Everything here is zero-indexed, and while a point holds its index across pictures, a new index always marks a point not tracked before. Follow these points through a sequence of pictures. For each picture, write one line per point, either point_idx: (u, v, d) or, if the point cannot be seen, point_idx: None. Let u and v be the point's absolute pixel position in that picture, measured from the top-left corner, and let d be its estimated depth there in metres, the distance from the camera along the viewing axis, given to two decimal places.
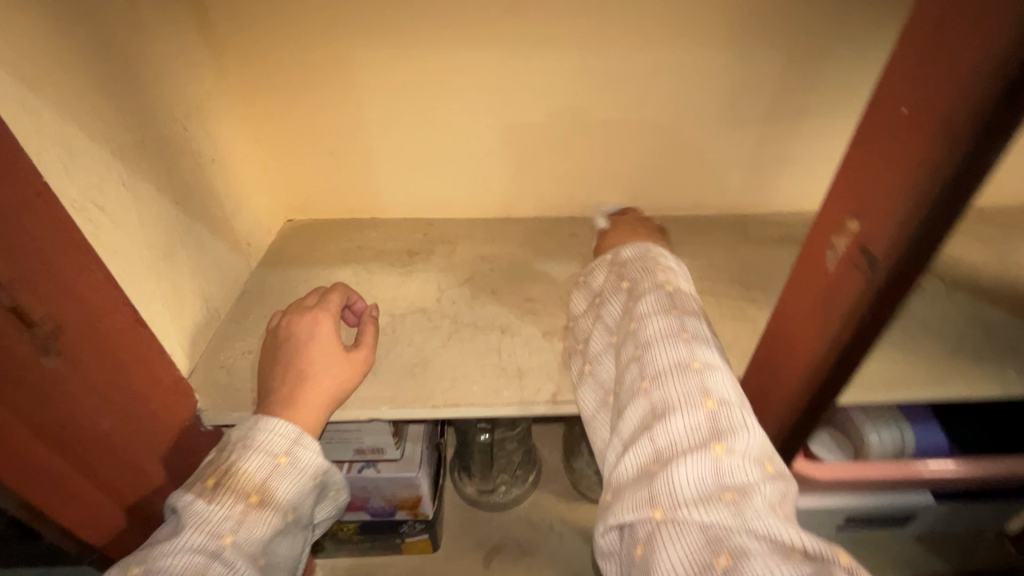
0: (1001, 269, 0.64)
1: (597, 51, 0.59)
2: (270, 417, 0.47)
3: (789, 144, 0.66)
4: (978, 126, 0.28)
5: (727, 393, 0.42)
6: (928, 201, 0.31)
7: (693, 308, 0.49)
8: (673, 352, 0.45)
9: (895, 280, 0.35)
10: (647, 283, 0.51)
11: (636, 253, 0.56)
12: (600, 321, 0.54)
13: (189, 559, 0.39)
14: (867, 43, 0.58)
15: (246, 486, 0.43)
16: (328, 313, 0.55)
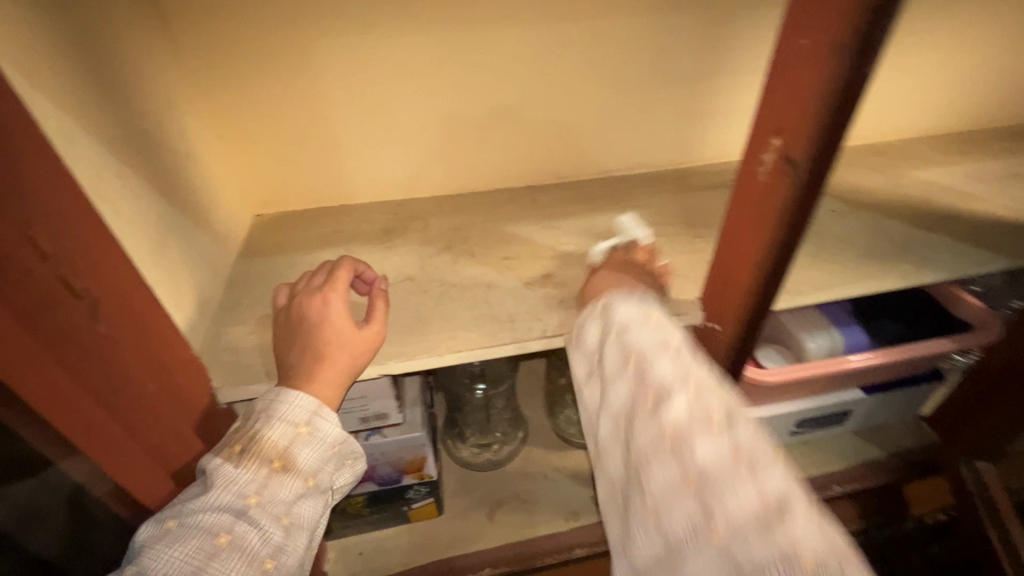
0: (888, 192, 0.78)
1: (548, 24, 0.68)
2: (292, 390, 0.48)
3: (709, 103, 0.80)
4: (857, 44, 0.33)
5: (822, 544, 0.32)
6: (828, 113, 0.37)
7: (730, 405, 0.39)
8: (740, 496, 0.34)
9: (810, 189, 0.41)
10: (662, 369, 0.40)
11: (637, 318, 0.45)
12: (607, 409, 0.44)
13: (217, 518, 0.42)
14: (762, 13, 0.72)
15: (269, 452, 0.46)
16: (336, 292, 0.53)
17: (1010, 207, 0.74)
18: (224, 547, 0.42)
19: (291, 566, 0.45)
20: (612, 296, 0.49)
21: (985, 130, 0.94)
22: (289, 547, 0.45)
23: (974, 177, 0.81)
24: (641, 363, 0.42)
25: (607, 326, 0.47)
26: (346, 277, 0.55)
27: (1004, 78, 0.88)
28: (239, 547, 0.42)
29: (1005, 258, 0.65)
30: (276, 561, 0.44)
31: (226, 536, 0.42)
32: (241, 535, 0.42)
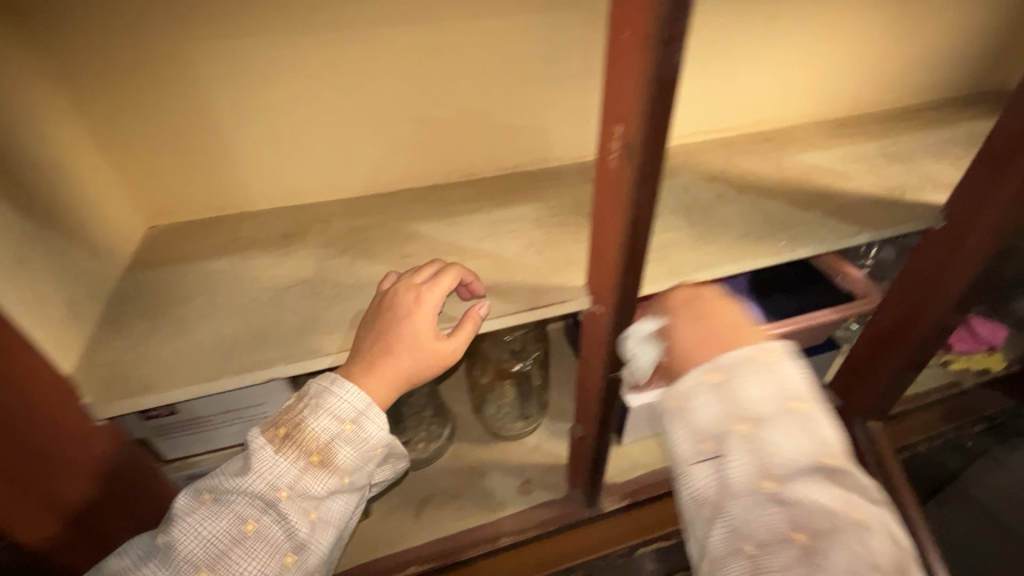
0: (772, 175, 0.83)
1: (431, 24, 0.70)
2: (346, 381, 0.54)
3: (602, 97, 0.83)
4: (659, 37, 0.36)
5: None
6: (648, 102, 0.39)
7: (882, 538, 0.43)
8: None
9: (647, 174, 0.44)
10: (812, 493, 0.43)
11: (783, 406, 0.47)
12: (731, 505, 0.45)
13: (249, 506, 0.52)
14: None
15: (309, 445, 0.53)
16: (429, 299, 0.57)
17: (879, 183, 0.80)
18: (250, 533, 0.51)
19: (312, 555, 0.54)
20: (733, 356, 0.50)
21: (867, 115, 1.01)
22: (310, 543, 0.53)
23: (851, 158, 0.87)
24: (782, 480, 0.44)
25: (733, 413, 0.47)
26: (447, 283, 0.58)
27: (876, 66, 0.95)
28: (262, 536, 0.52)
29: (869, 230, 0.71)
30: (297, 554, 0.53)
31: (254, 523, 0.52)
32: (267, 526, 0.52)
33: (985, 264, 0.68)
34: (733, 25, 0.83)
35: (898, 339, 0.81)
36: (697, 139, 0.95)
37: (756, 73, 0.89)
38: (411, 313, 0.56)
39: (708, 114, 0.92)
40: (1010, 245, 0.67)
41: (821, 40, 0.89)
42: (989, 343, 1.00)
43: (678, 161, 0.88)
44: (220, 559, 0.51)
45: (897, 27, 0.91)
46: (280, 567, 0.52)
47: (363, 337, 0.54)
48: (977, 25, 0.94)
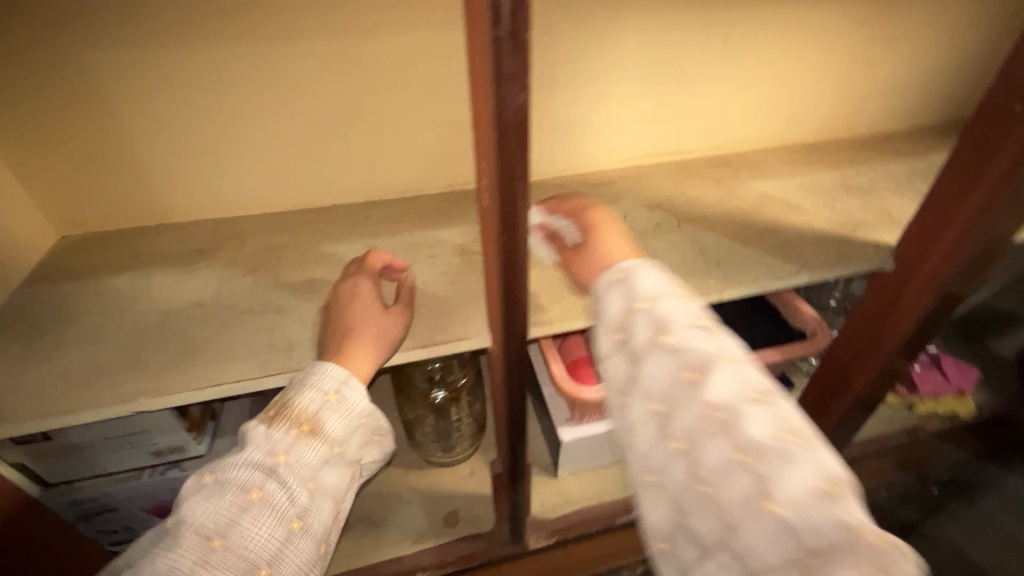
0: (719, 204, 0.79)
1: (348, 39, 0.66)
2: (325, 361, 0.52)
3: (541, 115, 0.80)
4: (497, 81, 0.32)
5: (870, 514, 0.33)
6: (497, 147, 0.35)
7: (767, 378, 0.38)
8: (795, 458, 0.34)
9: (510, 221, 0.40)
10: (701, 344, 0.39)
11: (663, 282, 0.44)
12: (630, 386, 0.41)
13: (250, 475, 0.46)
14: (573, 26, 0.72)
15: (299, 416, 0.49)
16: (363, 280, 0.59)
17: (831, 218, 0.75)
18: (255, 502, 0.46)
19: (315, 526, 0.49)
20: (619, 265, 0.47)
21: (836, 140, 0.96)
22: (313, 509, 0.49)
23: (807, 188, 0.82)
24: (668, 332, 0.40)
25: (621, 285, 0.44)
26: (372, 266, 0.61)
27: (844, 91, 0.90)
28: (268, 504, 0.46)
29: (809, 270, 0.66)
30: (303, 520, 0.48)
31: (259, 492, 0.46)
32: (272, 493, 0.47)
33: (930, 311, 0.65)
34: (685, 45, 0.78)
35: (844, 383, 0.77)
36: (651, 161, 0.91)
37: (713, 94, 0.85)
38: (355, 294, 0.57)
39: (663, 136, 0.88)
40: (954, 293, 0.63)
41: (783, 62, 0.84)
42: (957, 387, 0.93)
43: (626, 185, 0.84)
44: (230, 531, 0.44)
45: (865, 51, 0.86)
46: (287, 535, 0.47)
47: (323, 330, 0.56)
48: (953, 51, 0.89)
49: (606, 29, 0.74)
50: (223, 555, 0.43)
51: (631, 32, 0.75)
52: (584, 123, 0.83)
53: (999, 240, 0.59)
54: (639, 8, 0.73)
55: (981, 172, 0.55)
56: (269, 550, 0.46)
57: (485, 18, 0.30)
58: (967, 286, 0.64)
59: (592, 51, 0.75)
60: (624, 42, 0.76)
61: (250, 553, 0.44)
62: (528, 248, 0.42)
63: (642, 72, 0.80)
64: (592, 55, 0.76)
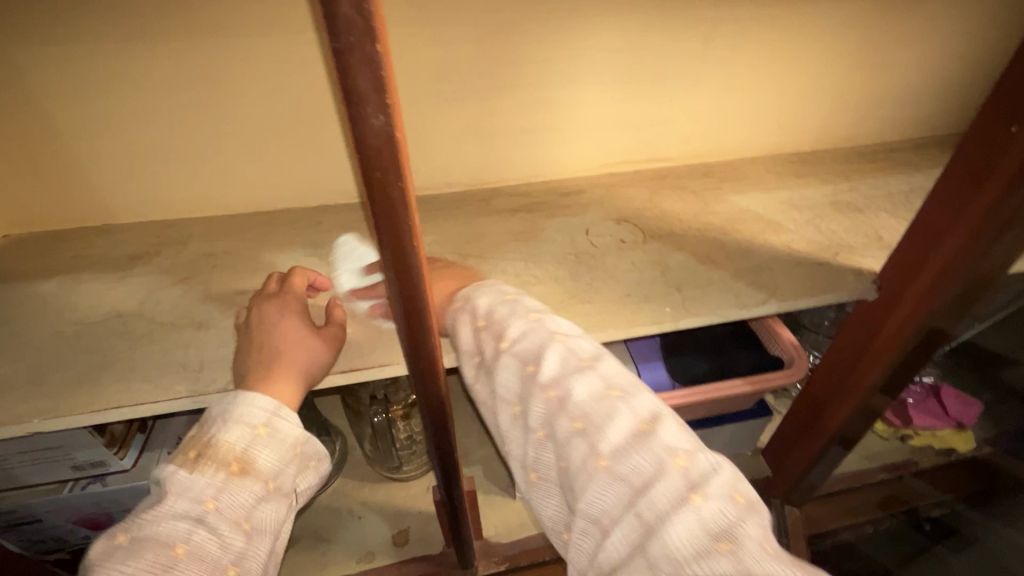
0: (691, 218, 0.73)
1: (289, 39, 0.62)
2: (248, 391, 0.46)
3: (504, 119, 0.75)
4: (349, 104, 0.28)
5: (681, 437, 0.40)
6: (365, 175, 0.31)
7: (592, 349, 0.46)
8: (614, 414, 0.41)
9: (396, 253, 0.35)
10: (533, 338, 0.47)
11: (495, 298, 0.51)
12: (492, 395, 0.48)
13: (173, 527, 0.40)
14: (536, 25, 0.67)
15: (225, 455, 0.43)
16: (291, 301, 0.55)
17: (811, 238, 0.69)
18: (181, 558, 0.39)
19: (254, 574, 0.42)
20: (465, 292, 0.54)
21: (832, 150, 0.89)
22: (253, 555, 0.42)
23: (790, 204, 0.76)
24: (506, 336, 0.48)
25: (464, 311, 0.52)
26: (297, 289, 0.58)
27: (842, 97, 0.83)
28: (198, 558, 0.39)
29: (777, 299, 0.60)
30: (240, 569, 0.41)
31: (185, 545, 0.39)
32: (202, 544, 0.40)
33: (909, 348, 0.59)
34: (663, 45, 0.72)
35: (820, 417, 0.71)
36: (627, 168, 0.85)
37: (694, 98, 0.79)
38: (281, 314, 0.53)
39: (640, 142, 0.82)
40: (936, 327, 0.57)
41: (773, 65, 0.77)
42: (957, 420, 0.86)
43: (595, 195, 0.79)
44: None
45: (865, 55, 0.78)
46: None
47: (243, 355, 0.51)
48: (964, 57, 0.82)
49: (574, 27, 0.68)
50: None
51: (603, 31, 0.69)
52: (552, 128, 0.78)
53: (986, 274, 0.53)
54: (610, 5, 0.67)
55: (966, 200, 0.49)
56: None
57: (325, 27, 0.25)
58: (949, 321, 0.58)
59: (558, 51, 0.70)
60: (595, 41, 0.70)
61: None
62: (422, 280, 0.38)
63: (615, 74, 0.74)
64: (558, 57, 0.70)
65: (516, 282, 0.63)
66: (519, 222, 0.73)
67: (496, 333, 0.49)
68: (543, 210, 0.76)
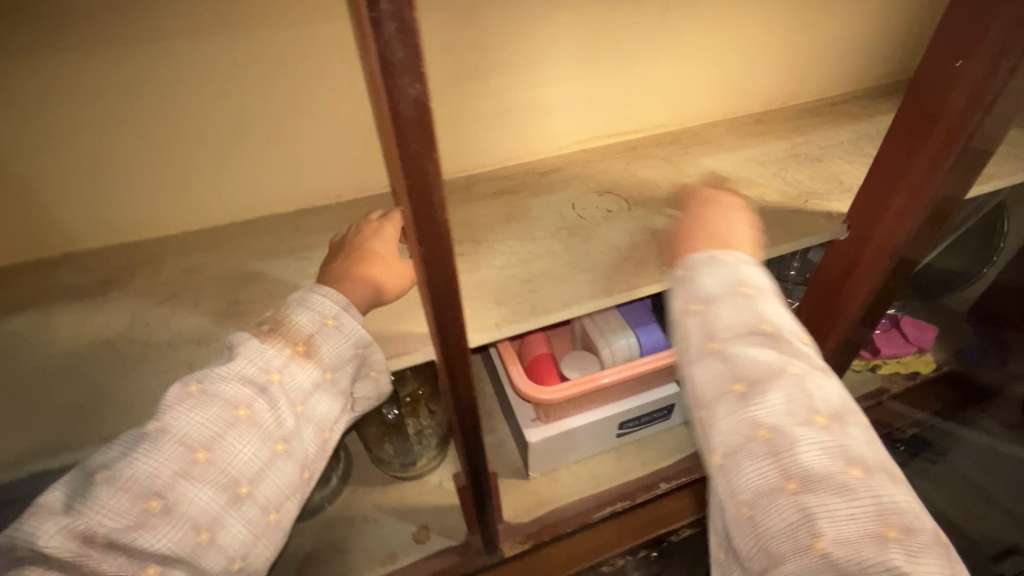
0: (668, 183, 0.76)
1: (253, 37, 0.60)
2: (321, 286, 0.50)
3: (476, 104, 0.75)
4: (386, 78, 0.28)
5: (921, 554, 0.37)
6: (400, 150, 0.31)
7: (834, 402, 0.44)
8: (843, 490, 0.39)
9: (428, 230, 0.36)
10: (766, 365, 0.45)
11: (724, 295, 0.48)
12: (689, 392, 0.48)
13: (239, 390, 0.44)
14: (500, 6, 0.68)
15: (295, 336, 0.47)
16: (388, 227, 0.62)
17: (782, 190, 0.73)
18: (243, 420, 0.43)
19: (302, 451, 0.47)
20: (689, 263, 0.51)
21: (782, 109, 0.94)
22: (302, 436, 0.46)
23: (755, 160, 0.80)
24: (727, 347, 0.46)
25: (688, 300, 0.49)
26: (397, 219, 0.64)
27: (786, 57, 0.88)
28: (255, 424, 0.44)
29: (762, 247, 0.64)
30: (287, 444, 0.45)
31: (247, 410, 0.44)
32: (260, 413, 0.44)
33: (884, 280, 0.63)
34: (623, 18, 0.74)
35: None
36: (598, 143, 0.87)
37: (655, 69, 0.82)
38: (378, 237, 0.61)
39: (608, 116, 0.84)
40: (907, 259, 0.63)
41: (724, 31, 0.81)
42: (919, 346, 0.97)
43: (572, 171, 0.81)
44: (215, 445, 0.42)
45: (801, 15, 0.84)
46: (271, 458, 0.44)
47: (333, 258, 0.59)
48: (883, 13, 0.89)
49: (538, 6, 0.69)
50: (206, 469, 0.42)
51: (567, 8, 0.71)
52: (524, 108, 0.79)
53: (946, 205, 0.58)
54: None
55: (925, 132, 0.53)
56: (251, 468, 0.43)
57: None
58: (921, 251, 0.62)
59: (525, 31, 0.71)
60: (559, 20, 0.71)
61: (232, 469, 0.43)
62: (452, 256, 0.38)
63: (581, 51, 0.76)
64: (524, 37, 0.71)
65: (515, 261, 0.64)
66: (504, 204, 0.74)
67: (713, 340, 0.47)
68: (525, 191, 0.76)
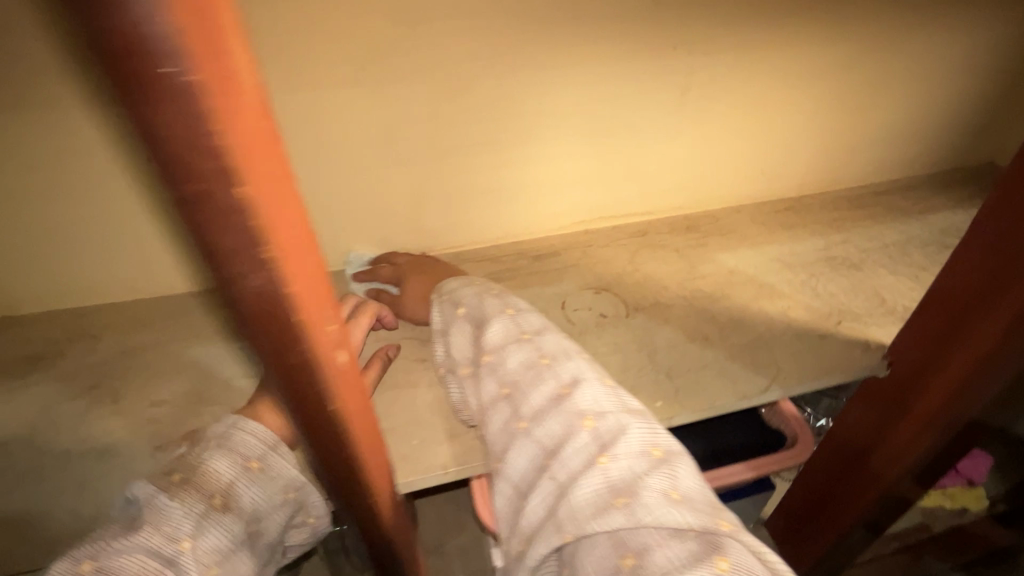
0: (678, 283, 0.66)
1: None
2: (249, 419, 0.44)
3: (468, 179, 0.66)
4: (214, 264, 0.20)
5: (601, 401, 0.42)
6: (252, 338, 0.23)
7: (536, 322, 0.49)
8: (539, 380, 0.43)
9: (305, 413, 0.28)
10: (485, 307, 0.50)
11: (462, 282, 0.54)
12: (444, 360, 0.51)
13: (140, 568, 0.35)
14: (499, 77, 0.58)
15: (212, 487, 0.39)
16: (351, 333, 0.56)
17: (810, 305, 0.63)
18: None
19: None
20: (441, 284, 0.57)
21: (818, 195, 0.84)
22: None
23: (781, 261, 0.70)
24: (465, 303, 0.52)
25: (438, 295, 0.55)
26: (363, 323, 0.59)
27: (825, 141, 0.78)
28: None
29: (781, 383, 0.54)
30: None
31: None
32: None
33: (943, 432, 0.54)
34: (641, 95, 0.65)
35: (870, 464, 0.60)
36: (605, 225, 0.76)
37: (676, 148, 0.72)
38: None
39: (621, 197, 0.74)
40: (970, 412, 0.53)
41: (756, 113, 0.71)
42: (968, 479, 0.82)
43: (571, 258, 0.71)
44: None
45: (846, 98, 0.74)
46: None
47: None
48: (942, 98, 0.79)
49: (543, 83, 0.60)
50: None
51: (577, 86, 0.62)
52: (523, 187, 0.69)
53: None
54: (585, 60, 0.60)
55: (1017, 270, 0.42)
56: None
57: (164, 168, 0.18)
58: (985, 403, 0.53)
59: (528, 106, 0.62)
60: (563, 97, 0.62)
61: None
62: (344, 437, 0.30)
63: (585, 130, 0.66)
64: (526, 111, 0.62)
65: None
66: None
67: (455, 305, 0.52)
68: (513, 279, 0.68)
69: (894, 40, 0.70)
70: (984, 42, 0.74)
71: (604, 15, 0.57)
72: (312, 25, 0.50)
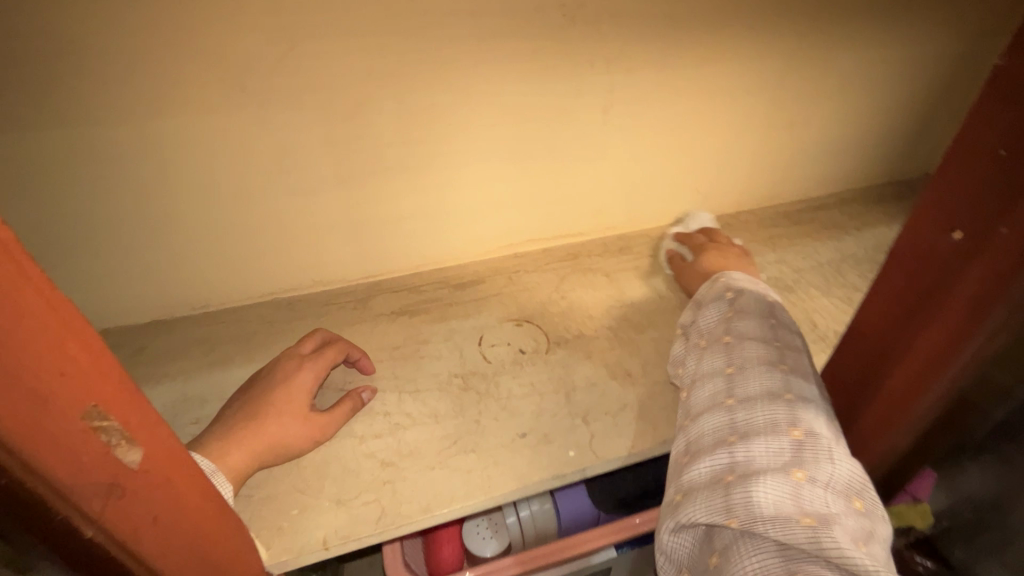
0: (603, 314, 0.63)
1: (51, 135, 0.45)
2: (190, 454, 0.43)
3: (379, 209, 0.60)
4: None
5: (819, 422, 0.41)
6: None
7: (793, 334, 0.50)
8: (766, 374, 0.45)
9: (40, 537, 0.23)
10: (752, 300, 0.52)
11: (747, 279, 0.55)
12: (690, 328, 0.54)
13: None
14: (401, 102, 0.53)
15: None
16: (314, 370, 0.51)
17: None
18: None
19: None
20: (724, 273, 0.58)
21: (756, 211, 0.82)
22: None
23: None
24: (738, 291, 0.53)
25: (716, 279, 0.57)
26: (329, 360, 0.52)
27: (759, 159, 0.76)
28: None
29: None
30: None
31: None
32: None
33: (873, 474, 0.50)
34: (562, 118, 0.61)
35: (860, 426, 0.48)
36: (533, 248, 0.72)
37: (604, 170, 0.68)
38: (293, 385, 0.49)
39: (549, 221, 0.70)
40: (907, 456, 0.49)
41: (684, 133, 0.68)
42: None
43: (495, 286, 0.67)
44: None
45: (776, 115, 0.72)
46: None
47: (236, 399, 0.49)
48: (874, 113, 0.77)
49: (453, 108, 0.55)
50: None
51: (490, 110, 0.57)
52: (440, 214, 0.63)
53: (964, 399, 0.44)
54: (501, 80, 0.55)
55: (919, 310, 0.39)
56: None
57: None
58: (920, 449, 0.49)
59: (439, 132, 0.56)
60: (479, 120, 0.57)
61: None
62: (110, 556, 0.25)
63: (506, 153, 0.61)
64: (437, 136, 0.57)
65: (385, 428, 0.50)
66: (398, 332, 0.61)
67: (728, 289, 0.55)
68: (431, 312, 0.63)
69: (822, 58, 0.67)
70: (913, 58, 0.72)
71: (511, 35, 0.52)
72: (176, 47, 0.44)
